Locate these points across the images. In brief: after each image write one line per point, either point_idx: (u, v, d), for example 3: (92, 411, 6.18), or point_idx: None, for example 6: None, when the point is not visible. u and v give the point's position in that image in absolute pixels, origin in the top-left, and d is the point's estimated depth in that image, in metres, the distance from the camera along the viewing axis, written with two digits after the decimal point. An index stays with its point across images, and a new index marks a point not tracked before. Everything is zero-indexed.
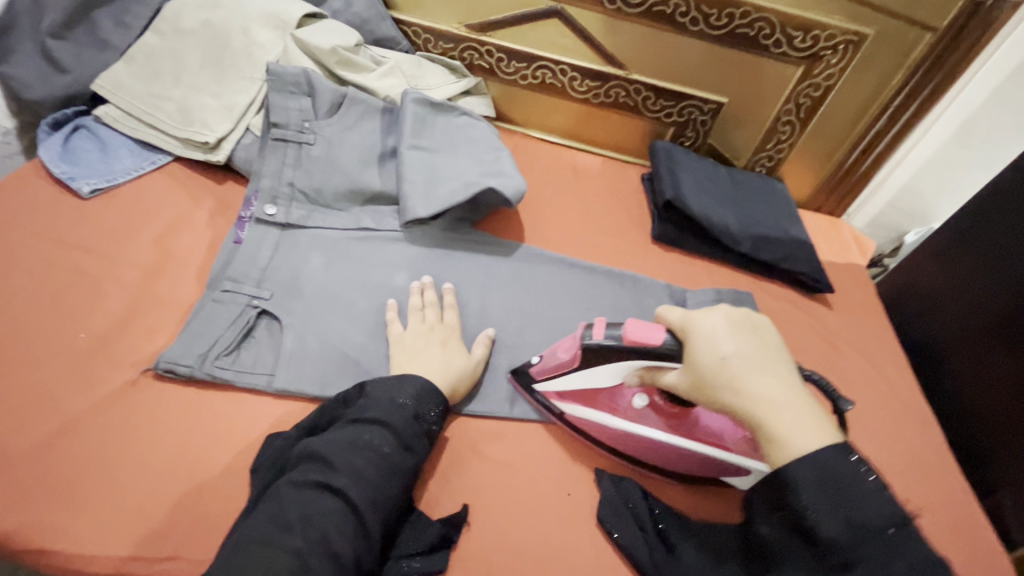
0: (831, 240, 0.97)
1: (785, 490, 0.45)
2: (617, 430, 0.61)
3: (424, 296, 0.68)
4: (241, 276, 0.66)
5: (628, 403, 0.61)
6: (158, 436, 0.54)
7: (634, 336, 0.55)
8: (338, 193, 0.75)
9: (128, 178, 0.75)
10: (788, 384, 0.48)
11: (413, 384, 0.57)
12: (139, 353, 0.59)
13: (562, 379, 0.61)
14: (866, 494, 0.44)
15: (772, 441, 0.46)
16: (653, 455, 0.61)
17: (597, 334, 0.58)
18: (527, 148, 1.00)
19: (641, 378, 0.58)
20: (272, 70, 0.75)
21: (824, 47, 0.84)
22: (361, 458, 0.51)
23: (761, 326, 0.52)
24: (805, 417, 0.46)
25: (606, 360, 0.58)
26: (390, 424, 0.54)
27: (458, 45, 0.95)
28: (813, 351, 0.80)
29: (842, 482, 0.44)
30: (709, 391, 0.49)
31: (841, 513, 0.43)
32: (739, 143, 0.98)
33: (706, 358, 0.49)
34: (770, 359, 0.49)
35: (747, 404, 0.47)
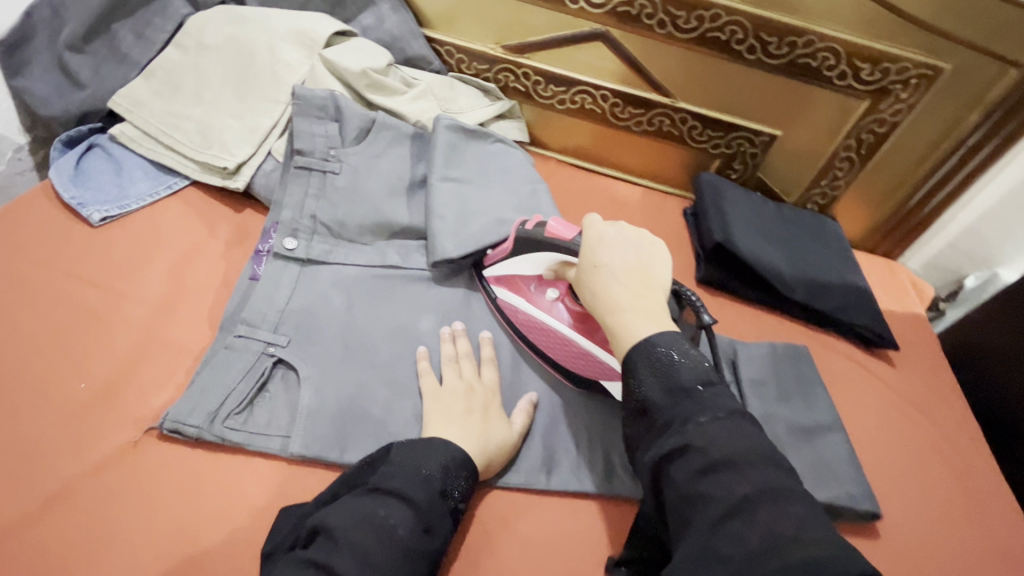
0: (890, 285, 0.90)
1: (626, 374, 0.47)
2: (526, 314, 0.64)
3: (458, 345, 0.63)
4: (257, 319, 0.60)
5: (543, 296, 0.63)
6: (159, 506, 0.49)
7: (554, 227, 0.59)
8: (363, 226, 0.70)
9: (141, 204, 0.71)
10: (644, 285, 0.50)
11: (443, 451, 0.50)
12: (143, 407, 0.54)
13: (500, 263, 0.67)
14: (680, 359, 0.46)
15: (614, 338, 0.49)
16: (550, 347, 0.63)
17: (529, 226, 0.63)
18: (563, 176, 0.94)
19: (554, 272, 0.61)
20: (298, 93, 0.70)
21: (894, 81, 0.77)
22: (373, 540, 0.44)
23: (656, 249, 0.53)
24: (648, 319, 0.48)
25: (529, 251, 0.63)
26: (410, 498, 0.47)
27: (493, 66, 0.90)
28: (872, 411, 0.73)
29: (663, 355, 0.46)
30: (582, 290, 0.53)
31: (661, 379, 0.45)
32: (791, 178, 0.91)
33: (586, 259, 0.53)
34: (642, 275, 0.50)
35: (601, 305, 0.50)
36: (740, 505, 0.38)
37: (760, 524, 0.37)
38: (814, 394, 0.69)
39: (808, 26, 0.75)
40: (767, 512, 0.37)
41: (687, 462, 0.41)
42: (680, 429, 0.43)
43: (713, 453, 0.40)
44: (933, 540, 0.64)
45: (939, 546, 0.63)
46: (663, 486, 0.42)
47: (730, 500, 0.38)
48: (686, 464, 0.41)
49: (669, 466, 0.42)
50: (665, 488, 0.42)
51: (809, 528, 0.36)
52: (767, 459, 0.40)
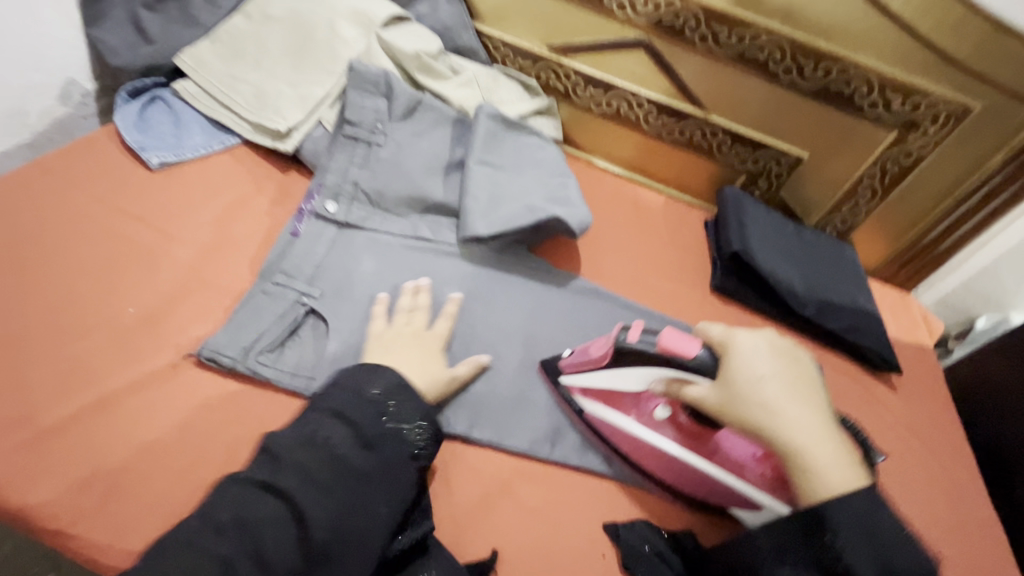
0: (898, 315, 0.91)
1: (821, 525, 0.48)
2: (632, 436, 0.61)
3: (417, 298, 0.65)
4: (294, 270, 0.65)
5: (652, 413, 0.61)
6: (191, 426, 0.53)
7: (670, 338, 0.54)
8: (400, 198, 0.74)
9: (196, 154, 0.75)
10: (821, 419, 0.50)
11: (386, 377, 0.54)
12: (184, 335, 0.58)
13: (591, 376, 0.62)
14: (893, 535, 0.47)
15: (807, 474, 0.49)
16: (653, 464, 0.60)
17: (631, 333, 0.58)
18: (592, 177, 0.97)
19: (666, 387, 0.57)
20: (354, 66, 0.75)
21: (923, 115, 0.79)
22: (313, 458, 0.49)
23: (793, 353, 0.54)
24: (838, 452, 0.49)
25: (635, 363, 0.58)
26: (351, 419, 0.51)
27: (537, 64, 0.94)
28: (872, 431, 0.75)
29: (875, 518, 0.47)
30: (739, 409, 0.50)
31: (877, 555, 0.46)
32: (812, 201, 0.94)
33: (745, 377, 0.51)
34: (804, 388, 0.51)
35: (785, 433, 0.49)
36: None
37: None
38: None
39: (845, 54, 0.78)
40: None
41: None
42: None
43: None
44: None
45: None
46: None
47: None
48: None
49: None
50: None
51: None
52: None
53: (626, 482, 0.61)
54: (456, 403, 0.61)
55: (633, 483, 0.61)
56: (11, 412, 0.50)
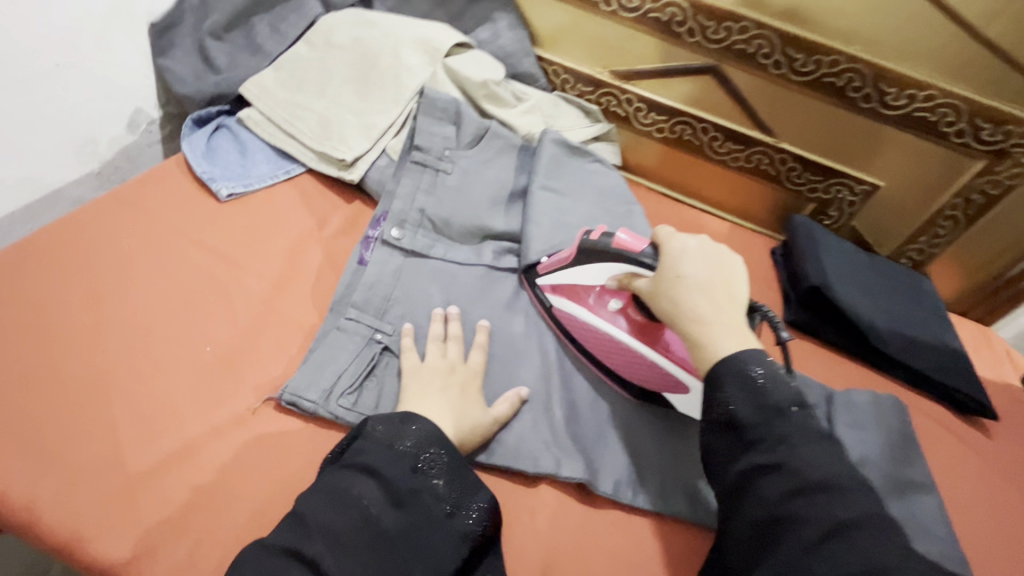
0: (983, 351, 0.86)
1: (714, 386, 0.50)
2: (587, 326, 0.64)
3: (449, 326, 0.63)
4: (365, 304, 0.63)
5: (606, 307, 0.64)
6: (273, 473, 0.51)
7: (621, 237, 0.61)
8: (466, 228, 0.72)
9: (263, 184, 0.75)
10: (730, 306, 0.53)
11: (418, 428, 0.51)
12: (261, 377, 0.57)
13: (559, 273, 0.67)
14: (775, 382, 0.48)
15: (698, 348, 0.52)
16: (604, 354, 0.63)
17: (593, 235, 0.64)
18: (651, 203, 0.95)
19: (619, 284, 0.62)
20: (426, 93, 0.74)
21: (1016, 145, 0.75)
22: (344, 520, 0.46)
23: (734, 266, 0.56)
24: (735, 334, 0.51)
25: (595, 259, 0.63)
26: (383, 477, 0.48)
27: (597, 89, 0.92)
28: (968, 480, 0.70)
29: (752, 371, 0.49)
30: (660, 300, 0.55)
31: (755, 397, 0.47)
32: (887, 230, 0.90)
33: (669, 270, 0.55)
34: (724, 287, 0.54)
35: (686, 317, 0.53)
36: (841, 529, 0.41)
37: (858, 546, 0.40)
38: (913, 464, 0.64)
39: (931, 81, 0.74)
40: (868, 538, 0.40)
41: (777, 477, 0.45)
42: (773, 446, 0.46)
43: (809, 476, 0.44)
44: None
45: None
46: (745, 495, 0.46)
47: (829, 524, 0.41)
48: (776, 480, 0.44)
49: (759, 482, 0.45)
50: (746, 505, 0.45)
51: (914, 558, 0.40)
52: (859, 485, 0.44)
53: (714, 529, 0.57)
54: (539, 444, 0.59)
55: None
56: (96, 459, 0.50)
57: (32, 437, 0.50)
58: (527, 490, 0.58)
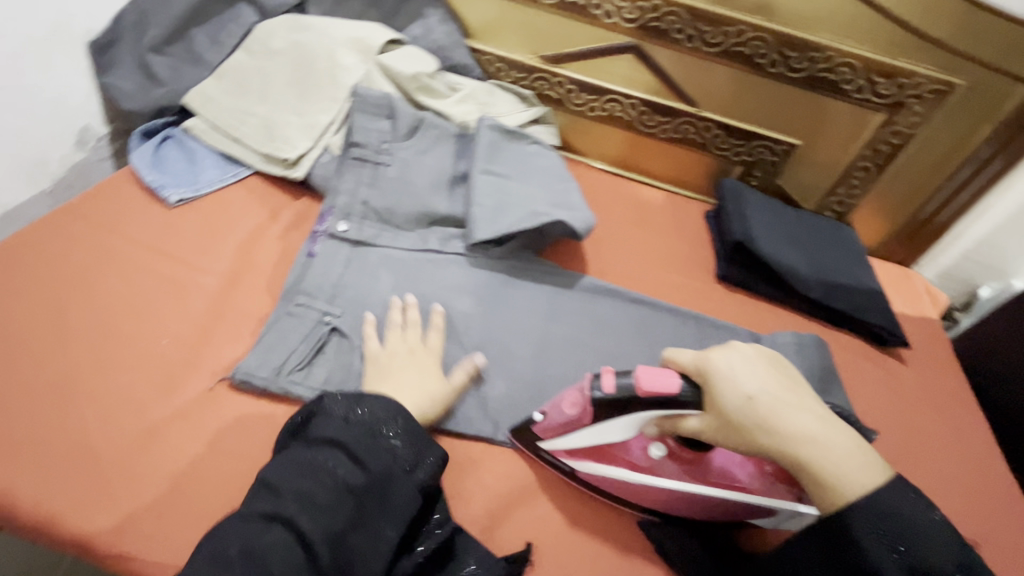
0: (903, 289, 0.93)
1: (844, 529, 0.46)
2: (635, 486, 0.58)
3: (406, 314, 0.68)
4: (314, 290, 0.68)
5: (645, 455, 0.58)
6: (235, 447, 0.56)
7: (650, 383, 0.52)
8: (410, 215, 0.77)
9: (211, 189, 0.78)
10: (823, 420, 0.49)
11: (371, 404, 0.55)
12: (219, 361, 0.62)
13: (570, 436, 0.58)
14: (925, 532, 0.45)
15: (827, 479, 0.47)
16: (664, 504, 0.58)
17: (605, 388, 0.54)
18: (591, 178, 1.00)
19: (660, 428, 0.55)
20: (358, 92, 0.78)
21: (909, 95, 0.82)
22: (316, 484, 0.50)
23: (774, 358, 0.54)
24: (850, 451, 0.48)
25: (619, 414, 0.55)
26: (341, 447, 0.52)
27: (530, 75, 0.96)
28: (887, 403, 0.77)
29: (905, 532, 0.45)
30: (746, 436, 0.49)
31: (902, 554, 0.45)
32: (809, 187, 0.96)
33: (735, 401, 0.49)
34: (795, 394, 0.51)
35: (794, 447, 0.48)
36: None
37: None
38: (831, 391, 0.71)
39: (827, 43, 0.80)
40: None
41: None
42: None
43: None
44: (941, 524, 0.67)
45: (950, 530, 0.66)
46: None
47: None
48: None
49: None
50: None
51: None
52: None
53: None
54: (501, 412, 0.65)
55: None
56: (65, 446, 0.54)
57: (4, 433, 0.54)
58: (475, 445, 0.63)
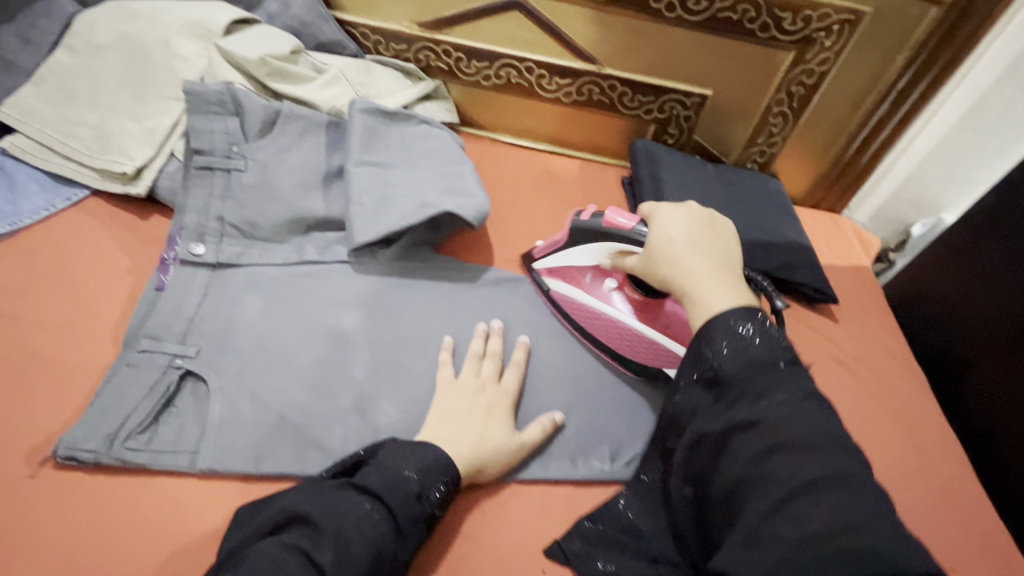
0: (833, 239, 0.89)
1: (700, 341, 0.46)
2: (582, 305, 0.65)
3: (489, 343, 0.62)
4: (162, 331, 0.57)
5: (600, 286, 0.64)
6: (58, 536, 0.46)
7: (614, 219, 0.57)
8: (277, 224, 0.66)
9: (36, 219, 0.66)
10: (724, 267, 0.50)
11: (428, 455, 0.49)
12: (32, 431, 0.51)
13: (553, 256, 0.67)
14: (761, 335, 0.44)
15: (695, 309, 0.48)
16: (605, 334, 0.64)
17: (585, 216, 0.62)
18: (495, 155, 0.91)
19: (613, 263, 0.60)
20: (188, 88, 0.65)
21: (817, 29, 0.76)
22: (358, 534, 0.43)
23: (722, 230, 0.54)
24: (725, 285, 0.48)
25: (585, 242, 0.62)
26: (387, 499, 0.46)
27: (412, 46, 0.86)
28: (820, 365, 0.72)
29: (740, 322, 0.45)
30: (654, 269, 0.53)
31: (739, 351, 0.43)
32: (727, 140, 0.90)
33: (658, 236, 0.53)
34: (713, 247, 0.52)
35: (680, 279, 0.50)
36: (806, 488, 0.37)
37: (827, 509, 0.35)
38: None
39: None
40: (833, 495, 0.36)
41: (752, 436, 0.40)
42: (753, 403, 0.41)
43: (780, 431, 0.39)
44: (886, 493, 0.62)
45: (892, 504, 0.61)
46: (721, 454, 0.41)
47: (793, 484, 0.37)
48: (751, 439, 0.40)
49: (731, 439, 0.41)
50: (715, 470, 0.42)
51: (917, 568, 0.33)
52: (840, 448, 0.39)
53: (592, 481, 0.56)
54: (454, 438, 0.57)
55: (576, 480, 0.56)
56: None
57: None
58: None
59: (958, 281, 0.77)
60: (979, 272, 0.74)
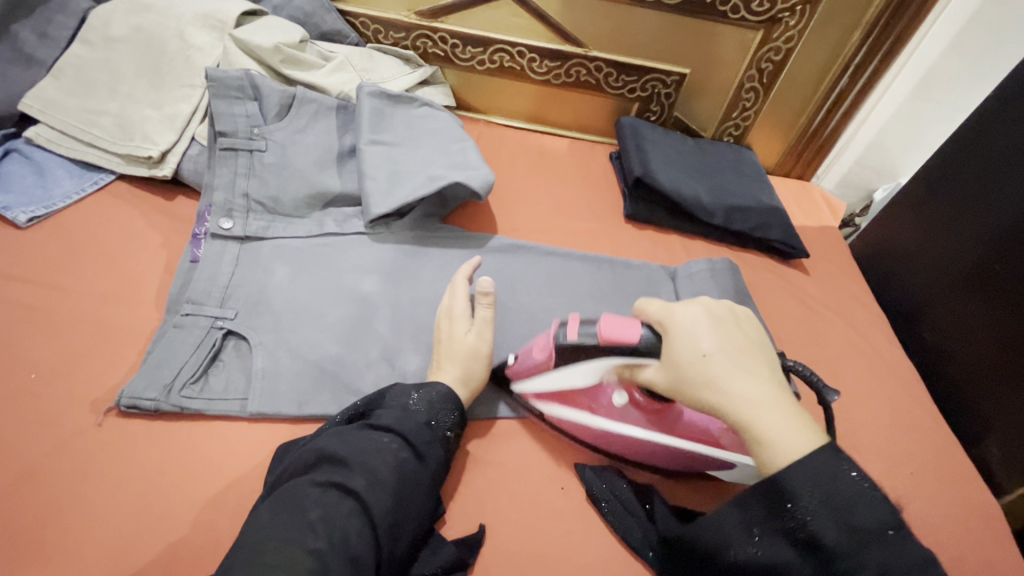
0: (803, 203, 0.97)
1: (780, 497, 0.40)
2: (594, 430, 0.57)
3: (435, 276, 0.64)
4: (202, 297, 0.62)
5: (608, 402, 0.56)
6: (128, 476, 0.51)
7: (608, 330, 0.50)
8: (298, 200, 0.71)
9: (68, 202, 0.70)
10: (772, 382, 0.43)
11: (431, 390, 0.54)
12: (96, 388, 0.55)
13: (536, 378, 0.58)
14: (862, 498, 0.38)
15: (759, 445, 0.41)
16: (626, 449, 0.58)
17: (569, 333, 0.53)
18: (491, 135, 0.97)
19: (619, 376, 0.53)
20: (211, 75, 0.70)
21: (782, 10, 0.83)
22: (382, 462, 0.48)
23: (746, 322, 0.48)
24: (789, 418, 0.41)
25: (577, 362, 0.54)
26: (403, 432, 0.50)
27: (410, 34, 0.91)
28: (794, 313, 0.80)
29: (836, 484, 0.38)
30: (691, 393, 0.44)
31: (844, 523, 0.37)
32: (704, 115, 0.98)
33: (687, 355, 0.45)
34: (755, 358, 0.45)
35: (733, 409, 0.42)
36: None
37: None
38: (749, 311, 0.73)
39: None
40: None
41: None
42: None
43: None
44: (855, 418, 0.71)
45: (862, 427, 0.70)
46: None
47: None
48: None
49: None
50: None
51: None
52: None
53: None
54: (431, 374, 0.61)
55: None
56: None
57: None
58: None
59: (918, 231, 0.85)
60: (935, 218, 0.82)
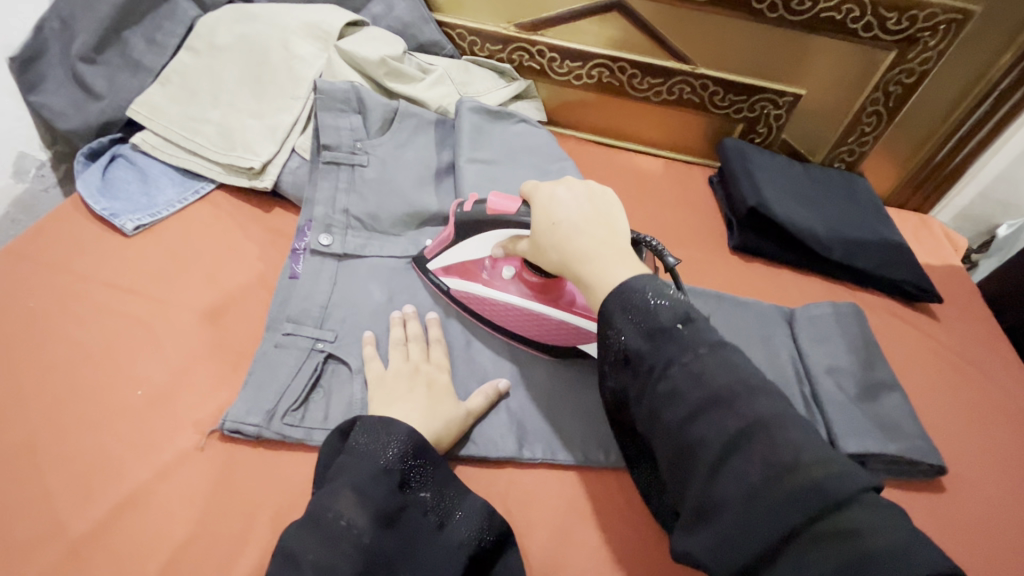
0: (924, 238, 0.88)
1: (603, 323, 0.45)
2: (488, 301, 0.61)
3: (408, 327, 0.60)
4: (301, 315, 0.60)
5: (500, 277, 0.61)
6: (230, 504, 0.49)
7: (491, 201, 0.56)
8: (396, 217, 0.69)
9: (172, 210, 0.70)
10: (614, 242, 0.48)
11: (395, 435, 0.48)
12: (200, 410, 0.54)
13: (445, 254, 0.63)
14: (658, 295, 0.43)
15: (591, 288, 0.47)
16: (512, 323, 0.61)
17: (466, 207, 0.58)
18: (584, 153, 0.92)
19: (505, 250, 0.58)
20: (320, 87, 0.70)
21: (922, 29, 0.76)
22: (338, 555, 0.42)
23: (606, 196, 0.52)
24: (619, 261, 0.46)
25: (474, 233, 0.59)
26: (368, 501, 0.44)
27: (507, 46, 0.88)
28: (923, 363, 0.72)
29: (634, 295, 0.43)
30: (545, 252, 0.51)
31: (641, 321, 0.42)
32: (816, 138, 0.90)
33: (542, 221, 0.50)
34: (600, 218, 0.49)
35: (572, 260, 0.48)
36: (735, 442, 0.37)
37: (759, 459, 0.36)
38: (877, 365, 0.65)
39: None
40: (764, 441, 0.36)
41: (677, 409, 0.39)
42: (674, 376, 0.40)
43: (707, 390, 0.39)
44: (1007, 488, 0.62)
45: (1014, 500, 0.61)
46: (656, 432, 0.41)
47: (724, 439, 0.37)
48: (679, 411, 0.39)
49: (662, 414, 0.40)
50: (660, 451, 0.41)
51: (871, 509, 0.33)
52: (761, 387, 0.39)
53: None
54: (531, 428, 0.57)
55: None
56: (34, 529, 0.47)
57: None
58: (493, 470, 0.55)
59: None
60: None
